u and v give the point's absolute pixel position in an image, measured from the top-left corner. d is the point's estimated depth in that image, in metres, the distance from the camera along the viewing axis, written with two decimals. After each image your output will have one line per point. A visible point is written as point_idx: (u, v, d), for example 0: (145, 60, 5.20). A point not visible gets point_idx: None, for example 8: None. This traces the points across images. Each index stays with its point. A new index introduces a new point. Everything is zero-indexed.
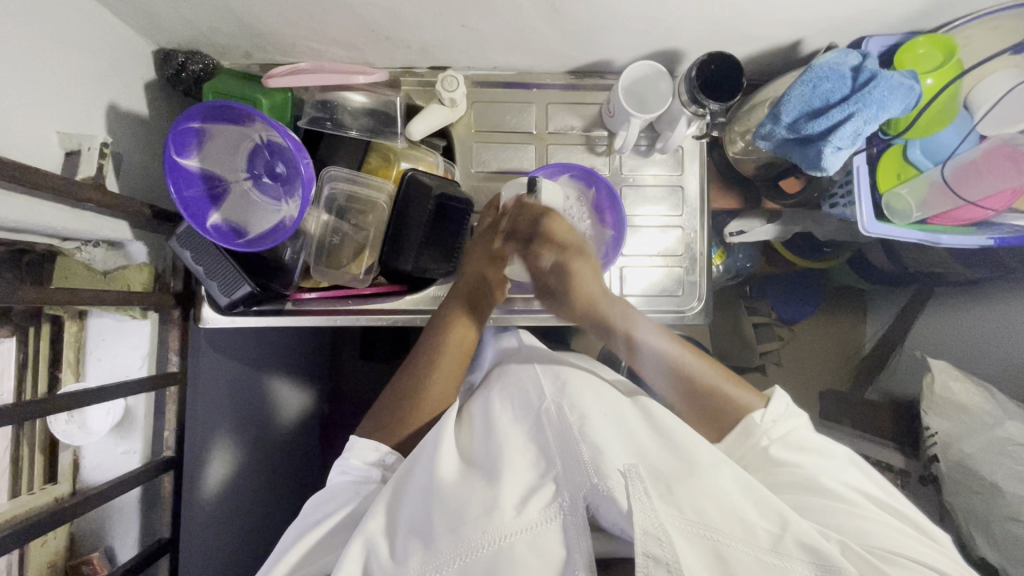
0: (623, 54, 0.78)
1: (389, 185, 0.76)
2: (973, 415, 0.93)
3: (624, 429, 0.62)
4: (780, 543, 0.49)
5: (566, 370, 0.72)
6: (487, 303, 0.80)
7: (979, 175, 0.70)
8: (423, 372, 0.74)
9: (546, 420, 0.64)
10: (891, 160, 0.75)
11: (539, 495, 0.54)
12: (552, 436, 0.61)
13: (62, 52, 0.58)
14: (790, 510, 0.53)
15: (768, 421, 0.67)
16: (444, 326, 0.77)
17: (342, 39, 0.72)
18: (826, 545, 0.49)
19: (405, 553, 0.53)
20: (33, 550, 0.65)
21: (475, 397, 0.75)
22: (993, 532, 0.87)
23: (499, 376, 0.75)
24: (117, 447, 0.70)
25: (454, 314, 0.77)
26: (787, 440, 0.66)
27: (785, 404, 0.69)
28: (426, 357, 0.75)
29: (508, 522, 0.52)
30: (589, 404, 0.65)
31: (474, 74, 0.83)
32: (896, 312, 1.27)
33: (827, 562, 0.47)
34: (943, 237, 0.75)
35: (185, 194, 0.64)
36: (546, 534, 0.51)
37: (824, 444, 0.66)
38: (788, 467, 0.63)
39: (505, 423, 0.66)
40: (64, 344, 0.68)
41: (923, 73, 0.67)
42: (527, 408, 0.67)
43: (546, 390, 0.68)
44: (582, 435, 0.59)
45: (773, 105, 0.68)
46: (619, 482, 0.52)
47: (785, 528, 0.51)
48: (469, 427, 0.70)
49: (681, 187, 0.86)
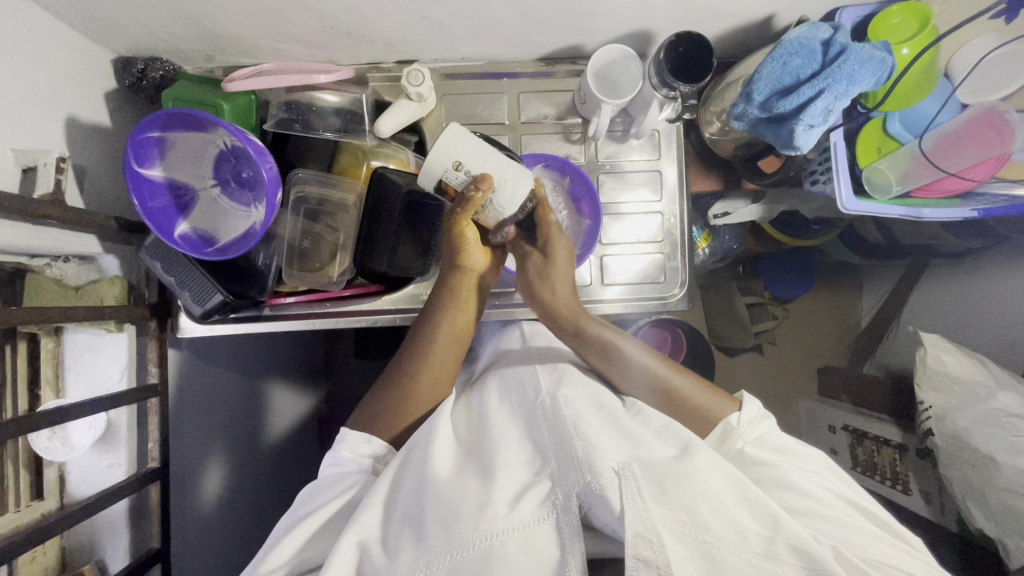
0: (594, 37, 0.76)
1: (359, 186, 0.76)
2: (966, 388, 0.91)
3: (620, 426, 0.60)
4: (772, 548, 0.49)
5: (563, 367, 0.71)
6: (481, 284, 0.77)
7: (959, 146, 0.69)
8: (420, 355, 0.72)
9: (542, 418, 0.61)
10: (872, 134, 0.73)
11: (532, 491, 0.52)
12: (547, 434, 0.59)
13: (12, 65, 0.57)
14: (784, 512, 0.53)
15: (745, 423, 0.67)
16: (439, 312, 0.73)
17: (303, 37, 0.70)
18: (820, 549, 0.48)
19: (396, 548, 0.52)
20: (23, 567, 0.64)
21: (473, 390, 0.74)
22: (989, 504, 0.86)
23: (495, 370, 0.75)
24: (102, 460, 0.71)
25: (446, 298, 0.73)
26: (765, 440, 0.67)
27: (757, 407, 0.69)
28: (421, 343, 0.72)
29: (499, 520, 0.50)
30: (586, 401, 0.63)
31: (443, 66, 0.82)
32: (892, 285, 1.25)
33: (816, 562, 0.47)
34: (925, 211, 0.72)
35: (150, 205, 0.64)
36: (539, 533, 0.50)
37: (798, 447, 0.67)
38: (768, 466, 0.64)
39: (501, 418, 0.64)
40: (42, 362, 0.68)
41: (898, 43, 0.65)
42: (523, 403, 0.65)
43: (542, 383, 0.67)
44: (576, 432, 0.57)
45: (745, 85, 0.66)
46: (612, 481, 0.51)
47: (777, 530, 0.50)
48: (466, 416, 0.69)
49: (660, 172, 0.84)
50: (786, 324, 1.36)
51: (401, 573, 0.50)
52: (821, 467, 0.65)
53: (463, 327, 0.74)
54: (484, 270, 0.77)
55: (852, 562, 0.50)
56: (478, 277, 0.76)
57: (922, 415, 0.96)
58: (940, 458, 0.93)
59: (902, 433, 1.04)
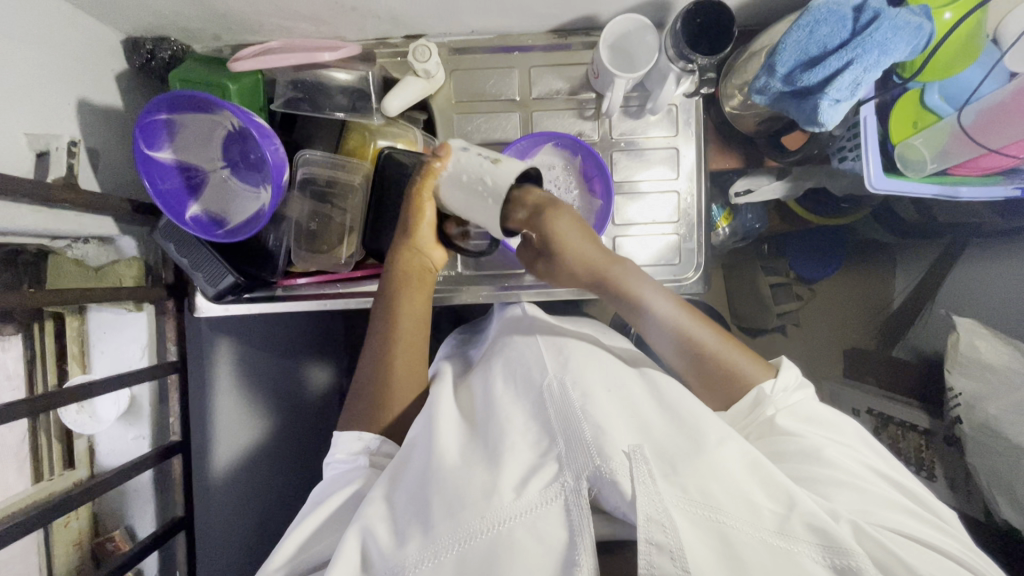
0: (608, 6, 0.72)
1: (366, 166, 0.75)
2: (1000, 375, 0.86)
3: (630, 406, 0.57)
4: (786, 525, 0.46)
5: (570, 342, 0.67)
6: (426, 264, 0.71)
7: (1003, 120, 0.63)
8: (383, 353, 0.68)
9: (548, 398, 0.58)
10: (907, 106, 0.69)
11: (538, 476, 0.50)
12: (554, 414, 0.56)
13: (23, 50, 0.58)
14: (799, 489, 0.49)
15: (779, 392, 0.62)
16: (390, 300, 0.69)
17: (308, 14, 0.69)
18: (836, 526, 0.45)
19: (404, 536, 0.50)
20: (57, 532, 0.71)
21: (477, 372, 0.71)
22: (1017, 495, 0.83)
23: (501, 350, 0.70)
24: (128, 433, 0.75)
25: (398, 283, 0.69)
26: (794, 410, 0.60)
27: (794, 375, 0.64)
28: (380, 336, 0.68)
29: (506, 506, 0.48)
30: (594, 377, 0.60)
31: (452, 40, 0.79)
32: (927, 266, 1.17)
33: (833, 541, 0.44)
34: (962, 189, 0.68)
35: (161, 188, 0.65)
36: (546, 517, 0.47)
37: (833, 417, 0.61)
38: (793, 437, 0.58)
39: (505, 397, 0.61)
40: (68, 339, 0.72)
41: (939, 7, 0.59)
42: (529, 383, 0.61)
43: (549, 363, 0.63)
44: (585, 414, 0.54)
45: (769, 56, 0.62)
46: (622, 464, 0.48)
47: (792, 509, 0.47)
48: (470, 399, 0.66)
49: (678, 149, 0.81)
50: (814, 305, 1.30)
51: (408, 563, 0.48)
52: (850, 438, 0.59)
53: (422, 306, 0.70)
54: (430, 250, 0.71)
55: (869, 536, 0.46)
56: (424, 257, 0.70)
57: (949, 402, 0.94)
58: (968, 447, 0.89)
59: (930, 418, 0.99)
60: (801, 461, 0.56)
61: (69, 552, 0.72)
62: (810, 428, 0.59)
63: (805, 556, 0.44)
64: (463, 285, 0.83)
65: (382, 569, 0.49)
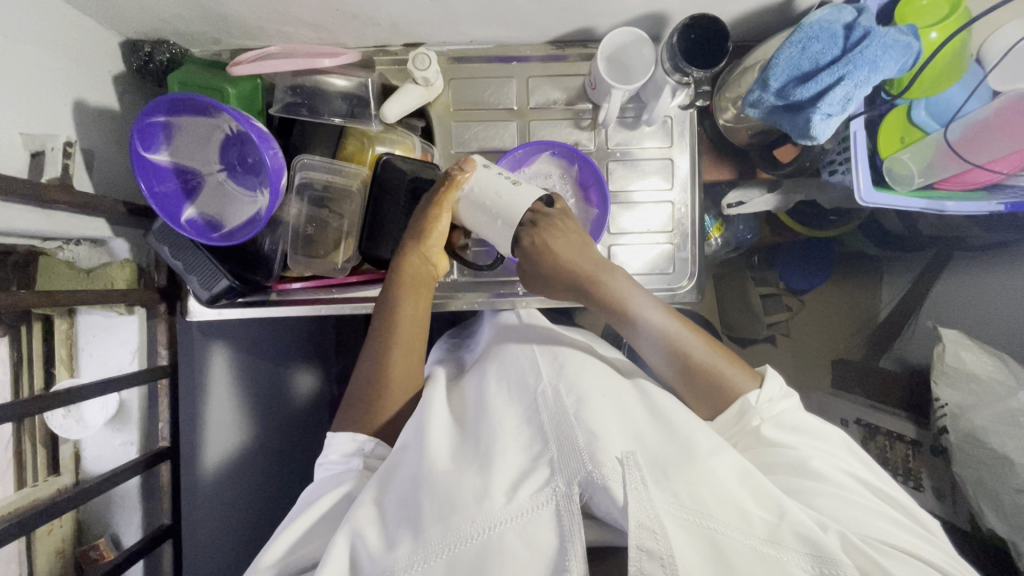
0: (605, 19, 0.73)
1: (365, 172, 0.75)
2: (984, 386, 0.88)
3: (623, 413, 0.57)
4: (776, 534, 0.46)
5: (566, 349, 0.67)
6: (432, 271, 0.71)
7: (989, 136, 0.64)
8: (380, 355, 0.67)
9: (542, 403, 0.58)
10: (896, 122, 0.71)
11: (531, 480, 0.50)
12: (547, 419, 0.56)
13: (20, 50, 0.58)
14: (790, 500, 0.49)
15: (763, 402, 0.62)
16: (390, 302, 0.69)
17: (309, 19, 0.69)
18: (824, 536, 0.46)
19: (394, 540, 0.49)
20: (39, 538, 0.71)
21: (470, 375, 0.71)
22: (1002, 504, 0.84)
23: (496, 354, 0.70)
24: (115, 439, 0.74)
25: (398, 286, 0.69)
26: (779, 420, 0.61)
27: (779, 385, 0.64)
28: (380, 338, 0.68)
29: (498, 511, 0.48)
30: (588, 383, 0.60)
31: (451, 49, 0.80)
32: (913, 278, 1.19)
33: (822, 550, 0.44)
34: (948, 204, 0.70)
35: (156, 190, 0.64)
36: (538, 522, 0.47)
37: (819, 427, 0.62)
38: (782, 448, 0.59)
39: (498, 402, 0.61)
40: (56, 342, 0.71)
41: (925, 27, 0.61)
42: (523, 389, 0.61)
43: (544, 369, 0.63)
44: (579, 420, 0.54)
45: (762, 71, 0.64)
46: (615, 470, 0.48)
47: (782, 517, 0.47)
48: (462, 403, 0.66)
49: (671, 160, 0.82)
50: (802, 316, 1.31)
51: (397, 568, 0.47)
52: (834, 446, 0.60)
53: (423, 307, 0.70)
54: (436, 260, 0.71)
55: (856, 547, 0.47)
56: (429, 265, 0.70)
57: (937, 413, 0.95)
58: (953, 456, 0.90)
59: (916, 428, 1.00)
60: (788, 474, 0.57)
61: (51, 560, 0.72)
62: (800, 438, 0.60)
63: (793, 565, 0.44)
64: (458, 292, 0.84)
65: (371, 572, 0.48)
